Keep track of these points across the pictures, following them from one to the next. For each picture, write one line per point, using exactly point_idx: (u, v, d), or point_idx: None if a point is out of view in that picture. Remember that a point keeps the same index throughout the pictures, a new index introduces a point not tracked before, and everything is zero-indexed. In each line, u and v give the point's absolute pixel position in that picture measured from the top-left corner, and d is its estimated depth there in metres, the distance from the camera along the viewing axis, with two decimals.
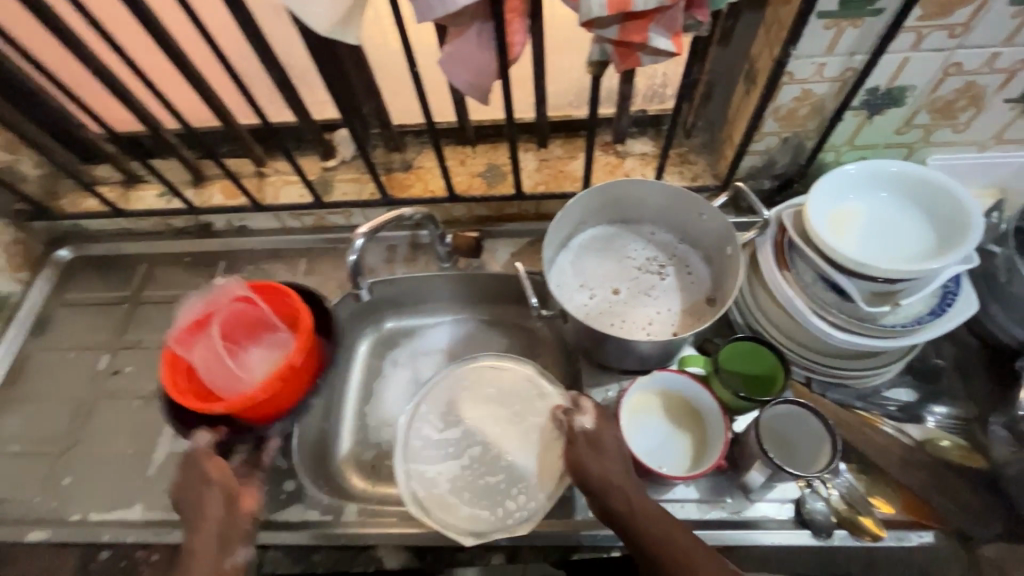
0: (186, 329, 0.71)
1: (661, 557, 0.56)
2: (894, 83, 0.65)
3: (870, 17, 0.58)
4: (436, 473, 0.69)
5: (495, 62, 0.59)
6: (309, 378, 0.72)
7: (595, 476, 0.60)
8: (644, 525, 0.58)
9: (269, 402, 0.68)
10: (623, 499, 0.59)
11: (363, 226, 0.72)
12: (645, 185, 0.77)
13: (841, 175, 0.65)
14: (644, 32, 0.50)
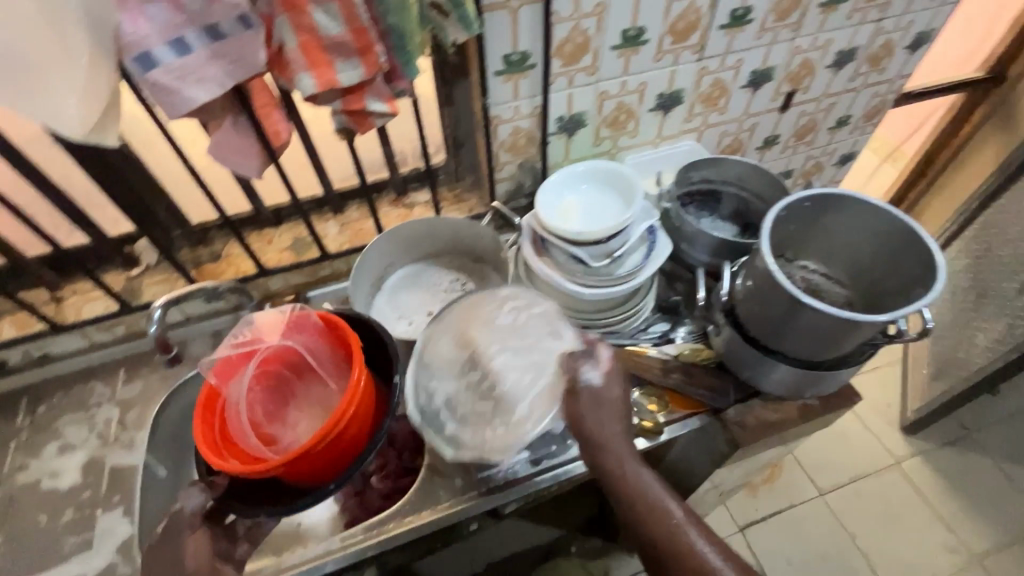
0: (236, 358, 0.74)
1: (649, 501, 0.62)
2: (572, 111, 0.91)
3: (532, 69, 0.82)
4: (438, 390, 0.73)
5: (258, 147, 0.72)
6: (354, 439, 0.71)
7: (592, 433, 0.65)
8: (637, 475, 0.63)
9: (309, 468, 0.68)
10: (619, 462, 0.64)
11: (159, 299, 0.78)
12: (423, 222, 0.94)
13: (553, 182, 0.87)
14: (362, 102, 0.67)
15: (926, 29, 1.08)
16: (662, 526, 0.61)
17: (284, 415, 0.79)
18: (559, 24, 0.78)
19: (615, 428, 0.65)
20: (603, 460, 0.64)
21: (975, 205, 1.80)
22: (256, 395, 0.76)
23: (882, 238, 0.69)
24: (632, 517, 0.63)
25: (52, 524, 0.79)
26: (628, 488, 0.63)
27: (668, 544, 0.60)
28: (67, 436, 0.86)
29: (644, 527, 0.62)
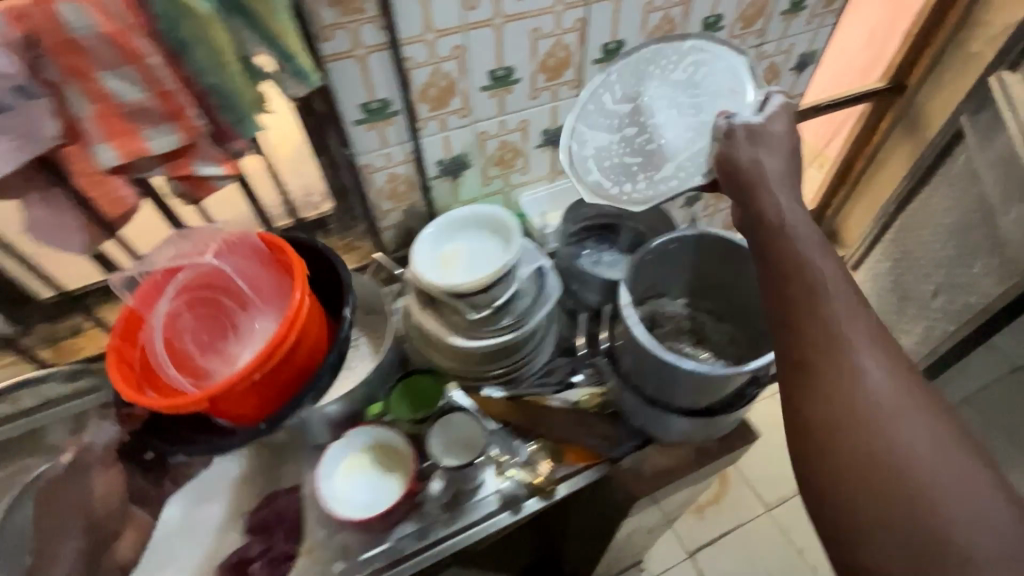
0: (258, 250, 0.70)
1: (785, 234, 0.54)
2: (451, 154, 0.88)
3: (396, 116, 0.78)
4: (591, 141, 0.78)
5: (86, 220, 0.66)
6: (303, 371, 0.66)
7: (755, 199, 0.58)
8: (774, 195, 0.57)
9: (241, 399, 0.62)
10: (760, 223, 0.57)
11: None
12: None
13: (432, 232, 0.83)
14: (188, 167, 0.62)
15: (808, 52, 1.10)
16: (807, 272, 0.51)
17: (220, 347, 0.69)
18: (417, 69, 0.75)
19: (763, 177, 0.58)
20: (770, 212, 0.56)
21: (892, 210, 1.85)
22: (189, 325, 0.68)
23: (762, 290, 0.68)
24: (780, 270, 0.53)
25: None
26: (765, 235, 0.55)
27: (783, 292, 0.52)
28: None
29: (782, 301, 0.51)
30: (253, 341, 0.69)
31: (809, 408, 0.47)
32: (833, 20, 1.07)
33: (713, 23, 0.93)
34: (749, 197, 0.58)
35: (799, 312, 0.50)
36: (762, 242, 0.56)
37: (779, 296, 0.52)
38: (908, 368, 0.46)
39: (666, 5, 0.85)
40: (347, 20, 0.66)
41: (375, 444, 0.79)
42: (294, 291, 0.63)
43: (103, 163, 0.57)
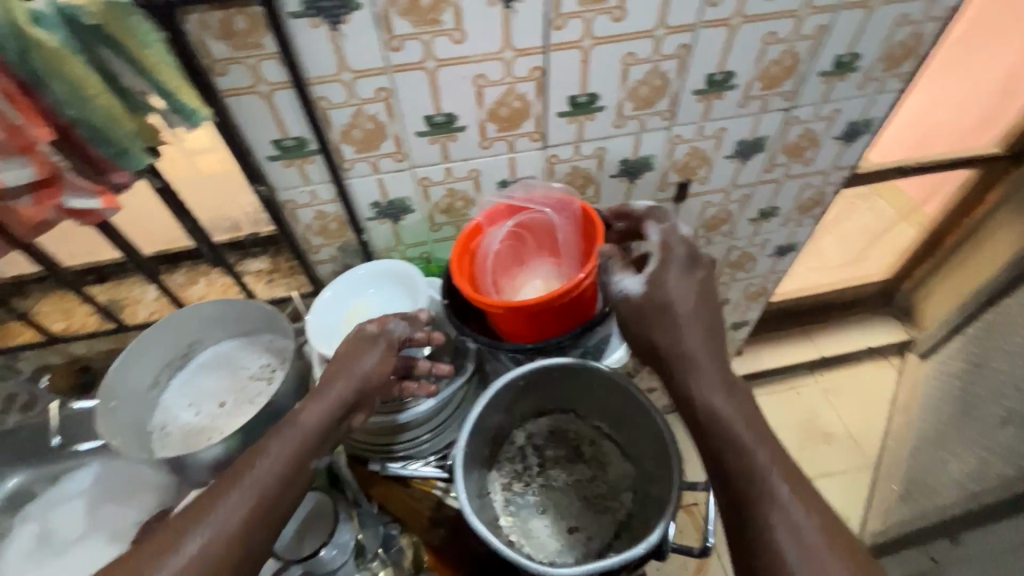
0: (513, 212, 0.74)
1: (706, 390, 0.58)
2: (387, 197, 0.80)
3: (315, 154, 0.72)
4: None
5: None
6: (555, 324, 0.65)
7: (671, 351, 0.60)
8: (694, 346, 0.59)
9: (515, 321, 0.63)
10: (686, 375, 0.59)
11: None
12: (204, 306, 0.85)
13: (349, 281, 0.77)
14: (57, 198, 0.58)
15: (861, 118, 0.89)
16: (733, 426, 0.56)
17: (515, 279, 0.77)
18: (334, 110, 0.67)
19: (676, 334, 0.60)
20: (686, 378, 0.59)
21: (981, 301, 1.52)
22: (501, 248, 0.75)
23: (658, 458, 0.61)
24: (701, 427, 0.57)
25: None
26: (692, 392, 0.58)
27: (706, 440, 0.57)
28: None
29: (709, 441, 0.56)
30: (539, 284, 0.76)
31: None
32: (900, 84, 0.85)
33: (721, 80, 0.76)
34: (676, 365, 0.59)
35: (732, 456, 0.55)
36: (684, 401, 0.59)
37: (716, 450, 0.56)
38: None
39: (653, 57, 0.71)
40: (241, 55, 0.60)
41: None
42: (584, 272, 0.62)
43: None
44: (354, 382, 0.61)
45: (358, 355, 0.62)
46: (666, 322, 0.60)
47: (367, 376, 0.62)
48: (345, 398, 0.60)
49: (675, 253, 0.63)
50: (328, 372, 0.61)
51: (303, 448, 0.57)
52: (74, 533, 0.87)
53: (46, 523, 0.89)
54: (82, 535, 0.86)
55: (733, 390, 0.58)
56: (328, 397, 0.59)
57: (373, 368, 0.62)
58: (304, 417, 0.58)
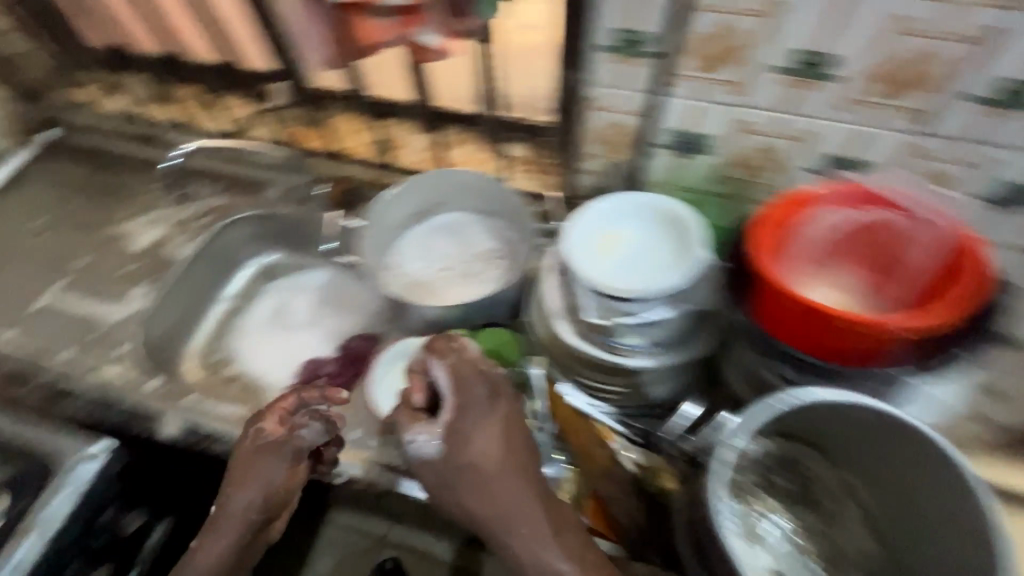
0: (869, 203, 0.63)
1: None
2: (691, 128, 0.70)
3: (648, 58, 0.65)
4: None
5: (326, 36, 0.65)
6: (831, 346, 0.59)
7: (526, 557, 0.57)
8: (538, 550, 0.56)
9: (792, 320, 0.60)
10: (535, 563, 0.56)
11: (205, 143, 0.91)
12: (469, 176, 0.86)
13: (617, 202, 0.70)
14: (414, 27, 0.59)
15: None
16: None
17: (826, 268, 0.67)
18: (703, 14, 0.59)
19: (520, 521, 0.57)
20: (513, 566, 0.58)
21: None
22: (831, 232, 0.65)
23: (958, 545, 0.52)
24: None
25: (110, 271, 0.95)
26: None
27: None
28: (157, 212, 1.02)
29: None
30: (847, 289, 0.67)
31: None
32: None
33: None
34: (515, 552, 0.57)
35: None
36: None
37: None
38: None
39: None
40: None
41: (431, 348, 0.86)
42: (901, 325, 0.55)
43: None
44: (264, 488, 0.71)
45: (265, 464, 0.71)
46: (498, 523, 0.58)
47: (274, 490, 0.72)
48: (260, 501, 0.71)
49: (472, 385, 0.62)
50: (235, 484, 0.70)
51: (237, 527, 0.69)
52: (303, 317, 1.04)
53: (287, 298, 1.06)
54: (311, 322, 1.03)
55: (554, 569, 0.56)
56: (239, 512, 0.70)
57: (281, 477, 0.72)
58: (238, 502, 0.70)
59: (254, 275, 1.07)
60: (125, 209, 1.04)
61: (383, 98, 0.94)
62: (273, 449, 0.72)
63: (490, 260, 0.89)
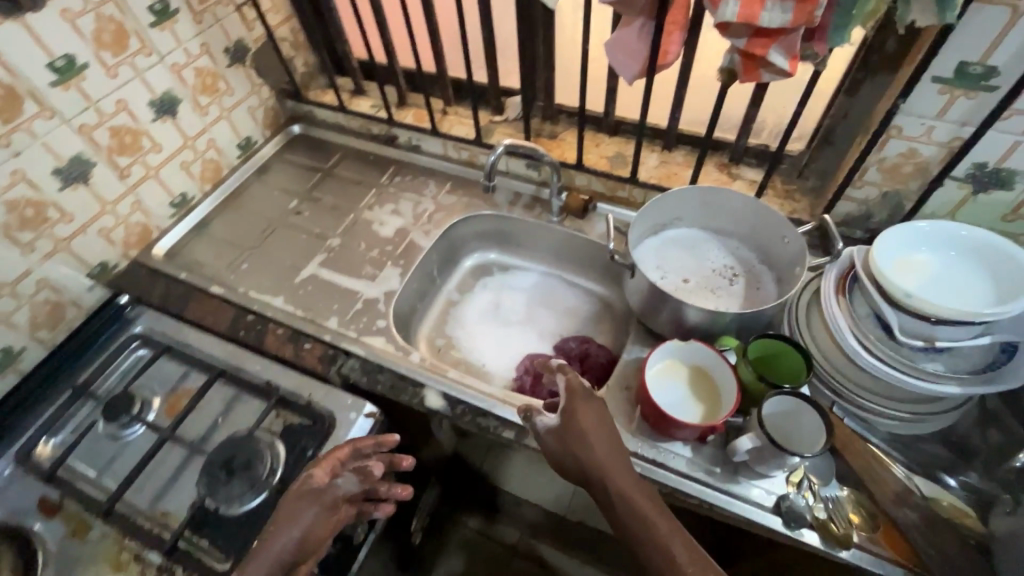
0: None
1: (665, 551, 0.61)
2: (1004, 163, 0.70)
3: (981, 91, 0.65)
4: None
5: (646, 54, 0.77)
6: None
7: (622, 511, 0.64)
8: (634, 506, 0.64)
9: None
10: (630, 520, 0.64)
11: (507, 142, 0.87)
12: (728, 195, 0.89)
13: (922, 228, 0.71)
14: (766, 48, 0.64)
15: None
16: (679, 566, 0.60)
17: None
18: None
19: (617, 479, 0.66)
20: (613, 521, 0.66)
21: None
22: None
23: None
24: (639, 557, 0.63)
25: (362, 251, 1.04)
26: (638, 536, 0.63)
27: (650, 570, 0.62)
28: (399, 204, 1.12)
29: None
30: None
31: None
32: None
33: None
34: (613, 504, 0.65)
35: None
36: (634, 546, 0.63)
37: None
38: None
39: None
40: None
41: (703, 362, 0.79)
42: None
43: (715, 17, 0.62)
44: (303, 534, 0.70)
45: (304, 511, 0.71)
46: (597, 475, 0.67)
47: (307, 536, 0.70)
48: (292, 551, 0.69)
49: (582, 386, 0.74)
50: (273, 529, 0.69)
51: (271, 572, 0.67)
52: (517, 315, 1.09)
53: (501, 296, 1.12)
54: (526, 321, 1.08)
55: (646, 523, 0.63)
56: (275, 552, 0.68)
57: (320, 524, 0.71)
58: (274, 548, 0.68)
59: (471, 272, 1.14)
60: (369, 198, 1.14)
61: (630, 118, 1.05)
62: (308, 471, 0.74)
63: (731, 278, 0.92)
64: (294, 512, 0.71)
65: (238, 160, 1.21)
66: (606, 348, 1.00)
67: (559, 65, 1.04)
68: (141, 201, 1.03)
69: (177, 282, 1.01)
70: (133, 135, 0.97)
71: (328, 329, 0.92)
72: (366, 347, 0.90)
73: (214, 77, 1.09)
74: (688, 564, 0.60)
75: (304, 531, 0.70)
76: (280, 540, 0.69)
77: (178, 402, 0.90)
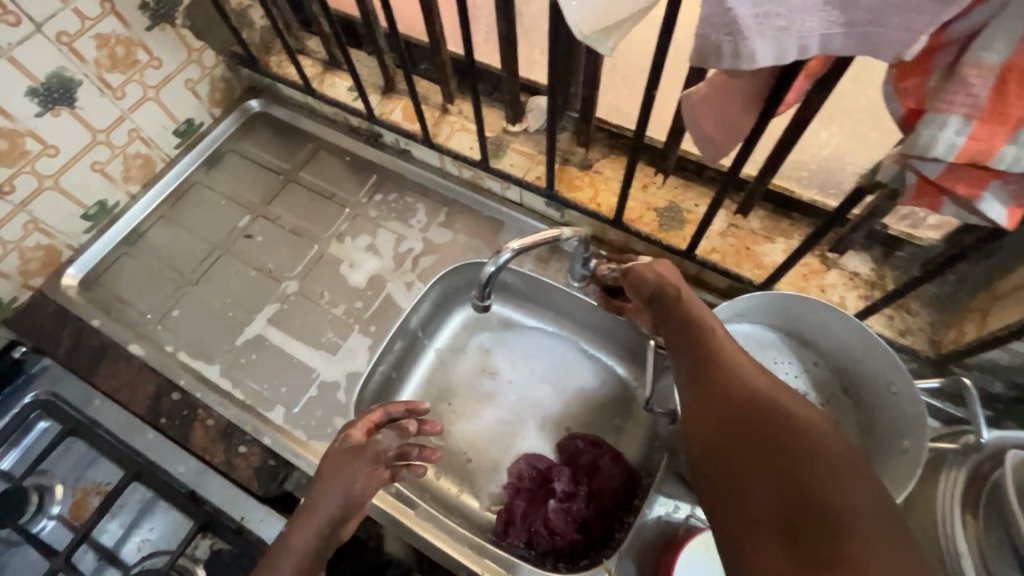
0: None
1: (789, 413, 0.42)
2: None
3: None
4: None
5: (748, 125, 0.48)
6: None
7: (731, 385, 0.47)
8: (749, 380, 0.47)
9: None
10: (740, 376, 0.47)
11: (515, 240, 0.60)
12: (832, 313, 0.63)
13: None
14: (979, 192, 0.37)
15: None
16: (814, 436, 0.40)
17: None
18: None
19: (703, 315, 0.56)
20: (698, 403, 0.48)
21: None
22: None
23: None
24: (745, 421, 0.43)
25: (325, 307, 0.82)
26: (751, 392, 0.45)
27: (755, 435, 0.42)
28: (377, 238, 0.87)
29: (773, 446, 0.40)
30: None
31: (794, 469, 0.38)
32: None
33: None
34: (715, 375, 0.48)
35: (823, 478, 0.37)
36: (734, 399, 0.45)
37: (760, 472, 0.40)
38: (874, 505, 0.36)
39: None
40: None
41: None
42: None
43: (907, 141, 0.35)
44: (345, 493, 0.60)
45: (348, 464, 0.61)
46: (686, 311, 0.57)
47: (354, 490, 0.61)
48: (339, 508, 0.60)
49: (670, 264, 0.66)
50: (318, 486, 0.60)
51: (314, 530, 0.58)
52: (513, 395, 0.85)
53: (497, 364, 0.87)
54: (526, 403, 0.85)
55: (764, 395, 0.45)
56: (324, 509, 0.59)
57: (364, 481, 0.61)
58: (321, 506, 0.59)
59: (462, 327, 0.90)
60: (340, 223, 0.89)
61: (698, 155, 0.74)
62: (342, 441, 0.63)
63: None
64: (332, 472, 0.61)
65: (177, 150, 0.94)
66: (623, 462, 0.77)
67: (606, 72, 0.73)
68: (37, 219, 0.79)
69: (89, 332, 0.80)
70: (8, 139, 0.71)
71: (271, 427, 0.72)
72: (317, 457, 0.71)
73: (128, 47, 0.79)
74: (828, 439, 0.40)
75: (340, 491, 0.60)
76: (322, 504, 0.59)
77: (84, 501, 0.72)
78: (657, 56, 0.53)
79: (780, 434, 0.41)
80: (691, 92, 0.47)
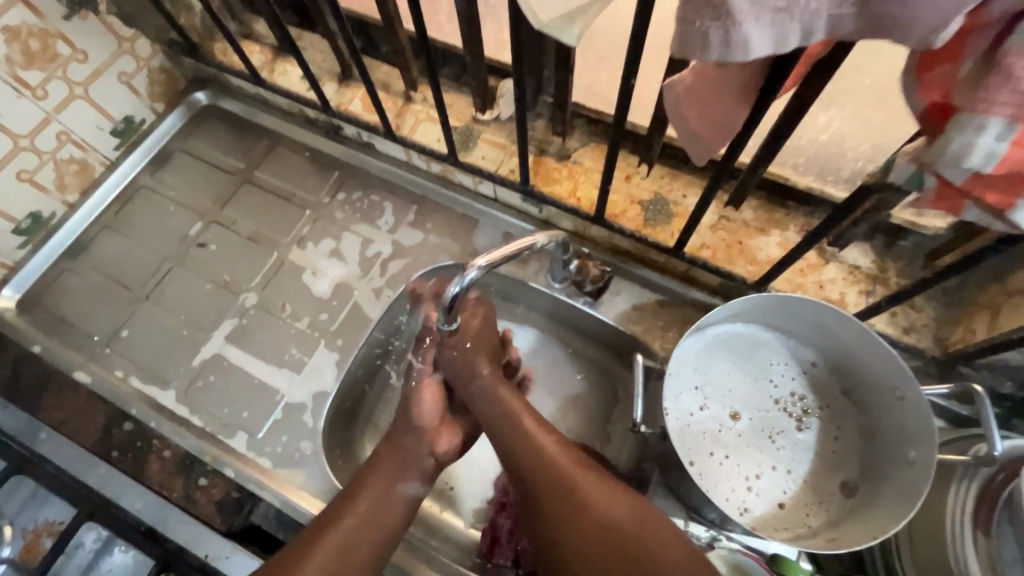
0: None
1: (605, 515, 0.50)
2: None
3: None
4: None
5: (739, 122, 0.41)
6: None
7: (558, 496, 0.53)
8: (575, 483, 0.53)
9: None
10: (561, 482, 0.53)
11: (481, 257, 0.53)
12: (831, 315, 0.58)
13: None
14: (1013, 202, 0.31)
15: None
16: (639, 532, 0.49)
17: None
18: None
19: (504, 423, 0.59)
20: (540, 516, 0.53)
21: None
22: None
23: None
24: (582, 529, 0.50)
25: (287, 321, 0.76)
26: (573, 495, 0.52)
27: (597, 544, 0.50)
28: (342, 242, 0.80)
29: (616, 552, 0.48)
30: None
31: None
32: None
33: None
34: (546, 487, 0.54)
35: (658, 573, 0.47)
36: (564, 510, 0.52)
37: None
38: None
39: None
40: None
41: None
42: None
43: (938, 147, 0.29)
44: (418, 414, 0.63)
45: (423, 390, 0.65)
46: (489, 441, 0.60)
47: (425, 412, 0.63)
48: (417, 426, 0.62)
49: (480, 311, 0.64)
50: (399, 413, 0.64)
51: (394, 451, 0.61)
52: None
53: None
54: None
55: (585, 499, 0.52)
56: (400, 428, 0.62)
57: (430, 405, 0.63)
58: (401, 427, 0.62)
59: None
60: (301, 227, 0.82)
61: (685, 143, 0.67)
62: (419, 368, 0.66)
63: (797, 420, 0.65)
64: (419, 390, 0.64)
65: (117, 151, 0.86)
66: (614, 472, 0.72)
67: (581, 53, 0.65)
68: None
69: (30, 359, 0.74)
70: None
71: (233, 457, 0.67)
72: (284, 487, 0.66)
73: (44, 41, 0.70)
74: (644, 528, 0.49)
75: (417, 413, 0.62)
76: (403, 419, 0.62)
77: (36, 542, 0.67)
78: (634, 38, 0.46)
79: (617, 545, 0.49)
80: (672, 85, 0.40)
